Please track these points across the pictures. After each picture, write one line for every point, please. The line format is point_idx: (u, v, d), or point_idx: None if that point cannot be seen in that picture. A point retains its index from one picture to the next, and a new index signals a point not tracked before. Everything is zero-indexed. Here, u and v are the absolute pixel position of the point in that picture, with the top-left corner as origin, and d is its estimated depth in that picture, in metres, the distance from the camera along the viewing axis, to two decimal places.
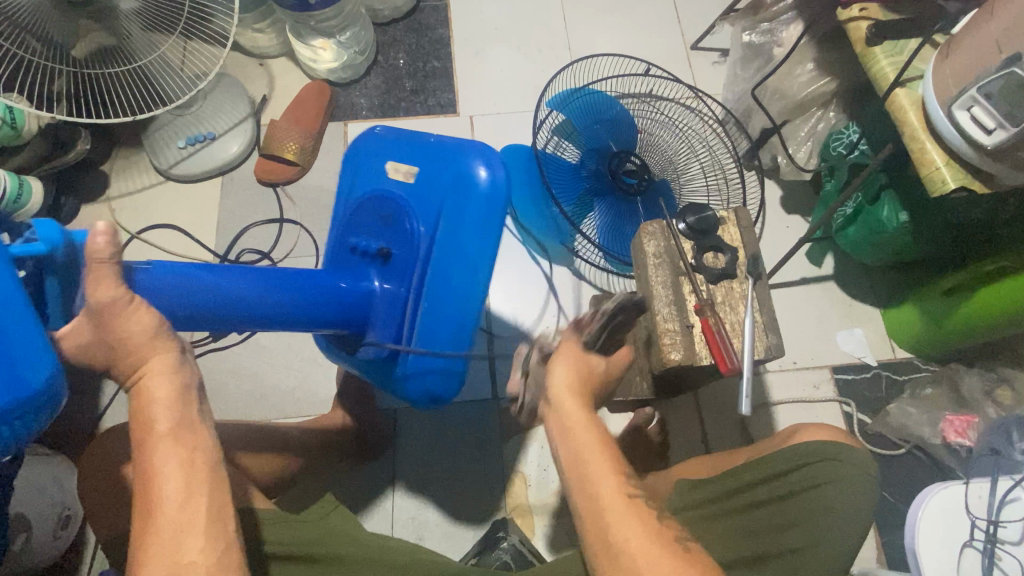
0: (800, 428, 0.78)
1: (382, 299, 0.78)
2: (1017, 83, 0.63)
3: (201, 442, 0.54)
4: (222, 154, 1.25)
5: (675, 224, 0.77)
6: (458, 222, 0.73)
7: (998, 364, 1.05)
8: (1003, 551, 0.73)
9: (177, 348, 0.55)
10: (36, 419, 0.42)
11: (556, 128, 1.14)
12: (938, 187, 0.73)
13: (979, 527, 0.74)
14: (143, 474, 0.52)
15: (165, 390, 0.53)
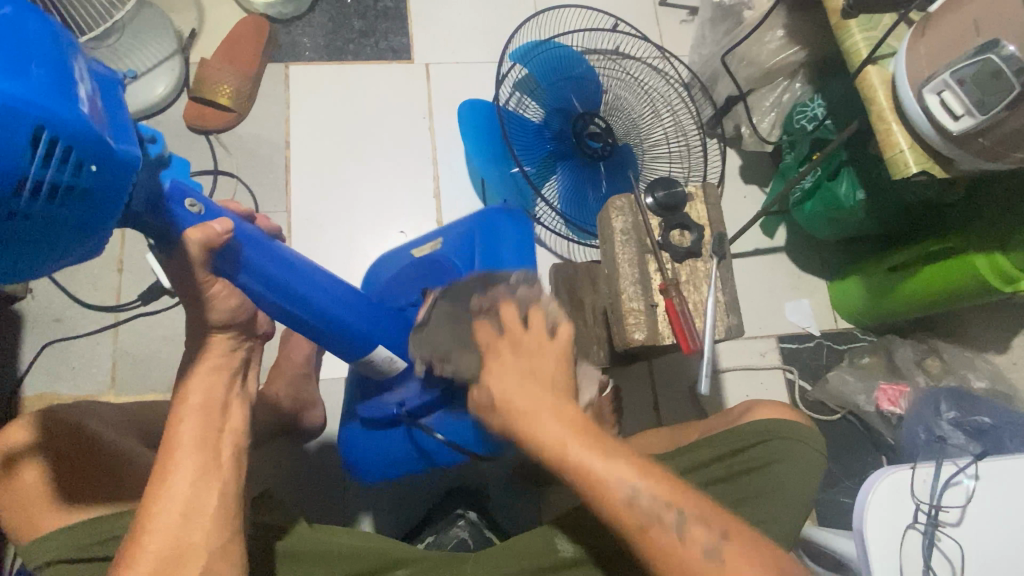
0: (753, 405, 0.79)
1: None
2: (991, 71, 0.63)
3: (228, 436, 0.56)
4: (146, 95, 1.11)
5: (644, 199, 0.74)
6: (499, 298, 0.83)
7: (930, 336, 1.10)
8: (944, 534, 0.63)
9: (188, 445, 0.54)
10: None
11: (518, 83, 1.09)
12: (900, 171, 0.73)
13: (922, 510, 0.63)
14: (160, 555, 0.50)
15: (178, 497, 0.52)
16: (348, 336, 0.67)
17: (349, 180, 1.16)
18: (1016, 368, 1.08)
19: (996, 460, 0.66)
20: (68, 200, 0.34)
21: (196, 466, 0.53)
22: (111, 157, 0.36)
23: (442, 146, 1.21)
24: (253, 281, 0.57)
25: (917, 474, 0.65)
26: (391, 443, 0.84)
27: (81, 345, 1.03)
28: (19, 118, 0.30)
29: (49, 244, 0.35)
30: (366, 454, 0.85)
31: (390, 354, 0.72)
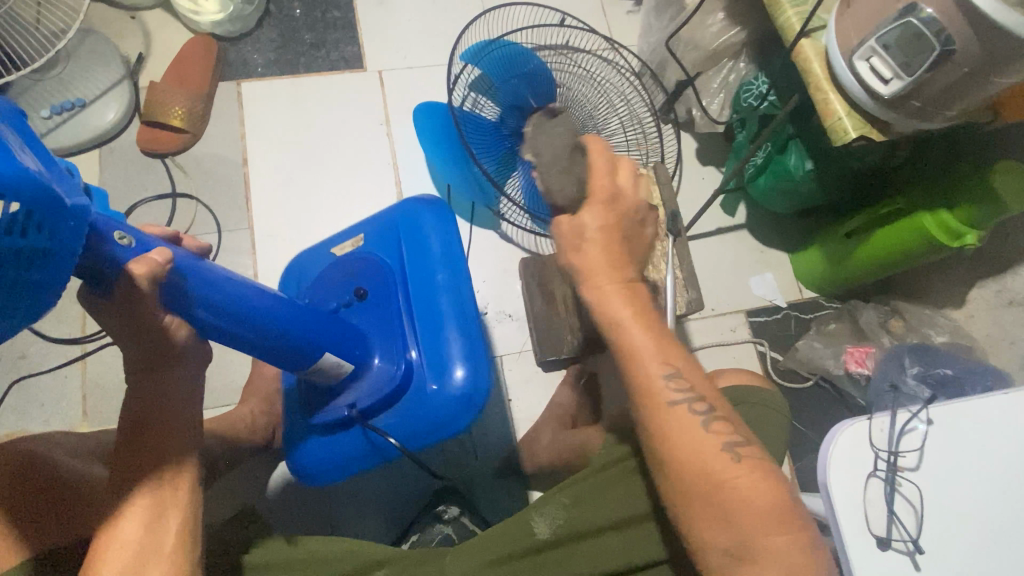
0: (721, 372, 0.83)
1: (383, 340, 0.81)
2: (912, 33, 0.65)
3: (184, 472, 0.55)
4: (97, 122, 1.10)
5: None
6: (423, 270, 0.81)
7: (891, 298, 1.13)
8: (904, 479, 0.65)
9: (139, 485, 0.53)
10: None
11: (472, 84, 1.10)
12: (841, 137, 0.76)
13: (881, 457, 0.65)
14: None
15: (129, 539, 0.51)
16: (299, 348, 0.69)
17: (311, 193, 1.16)
18: (974, 321, 1.10)
19: (946, 403, 0.68)
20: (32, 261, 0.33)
21: (151, 503, 0.52)
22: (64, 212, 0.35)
23: (402, 151, 1.21)
24: (208, 314, 0.57)
25: (874, 424, 0.68)
26: (344, 446, 0.80)
27: (48, 380, 1.01)
28: None
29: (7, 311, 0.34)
30: (318, 461, 0.82)
31: (337, 357, 0.74)
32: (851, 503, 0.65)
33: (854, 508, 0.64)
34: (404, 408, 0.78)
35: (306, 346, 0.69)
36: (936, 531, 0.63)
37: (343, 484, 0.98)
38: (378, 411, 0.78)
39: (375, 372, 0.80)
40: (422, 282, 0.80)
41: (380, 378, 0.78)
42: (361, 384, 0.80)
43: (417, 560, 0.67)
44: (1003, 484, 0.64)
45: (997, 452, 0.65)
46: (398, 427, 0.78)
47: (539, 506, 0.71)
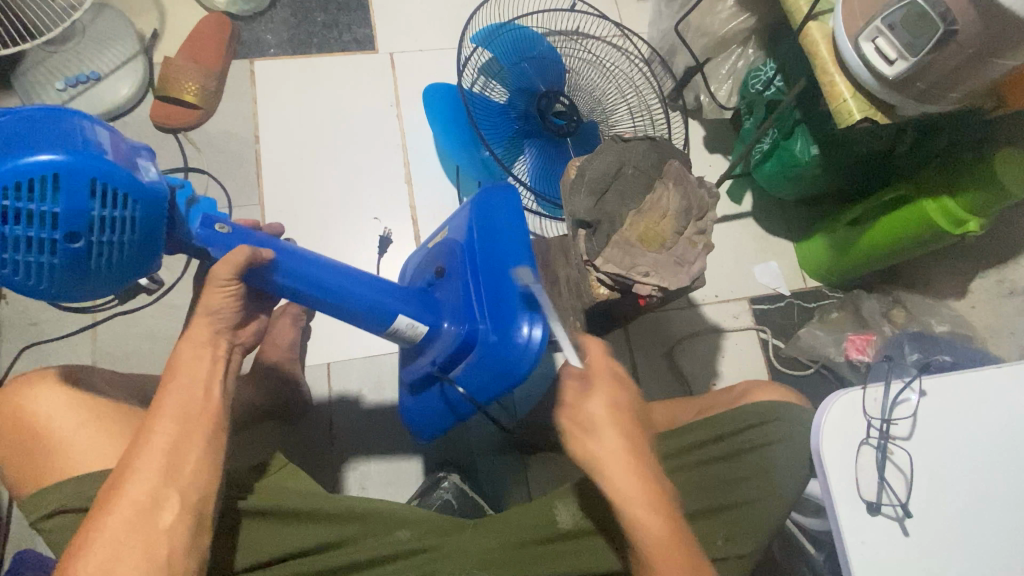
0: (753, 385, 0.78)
1: (453, 309, 0.82)
2: (917, 14, 0.66)
3: (208, 412, 0.56)
4: (111, 96, 1.12)
5: (619, 157, 0.75)
6: (491, 246, 0.80)
7: (894, 288, 1.13)
8: (896, 446, 0.65)
9: (164, 415, 0.54)
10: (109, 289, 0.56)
11: (482, 67, 1.11)
12: (845, 119, 0.77)
13: (873, 425, 0.65)
14: (131, 508, 0.50)
15: (148, 463, 0.51)
16: (371, 315, 0.77)
17: (321, 173, 1.18)
18: (975, 311, 1.10)
19: (941, 375, 0.68)
20: (121, 234, 0.53)
21: (173, 431, 0.53)
22: (143, 199, 0.53)
23: (411, 133, 1.23)
24: (288, 279, 0.69)
25: (868, 394, 0.67)
26: (430, 402, 0.85)
27: (59, 347, 1.03)
28: (80, 180, 0.49)
29: (118, 270, 0.55)
30: (420, 419, 0.87)
31: (410, 319, 0.79)
32: (846, 471, 0.64)
33: (847, 473, 0.64)
34: (477, 364, 0.78)
35: (374, 311, 0.77)
36: (923, 499, 0.63)
37: (346, 458, 1.00)
38: (456, 365, 0.81)
39: (447, 334, 0.82)
40: (490, 255, 0.80)
41: (450, 337, 0.81)
42: (437, 345, 0.83)
43: (441, 528, 0.68)
44: (990, 459, 0.65)
45: (992, 430, 0.66)
46: (470, 378, 0.79)
47: (560, 495, 0.70)
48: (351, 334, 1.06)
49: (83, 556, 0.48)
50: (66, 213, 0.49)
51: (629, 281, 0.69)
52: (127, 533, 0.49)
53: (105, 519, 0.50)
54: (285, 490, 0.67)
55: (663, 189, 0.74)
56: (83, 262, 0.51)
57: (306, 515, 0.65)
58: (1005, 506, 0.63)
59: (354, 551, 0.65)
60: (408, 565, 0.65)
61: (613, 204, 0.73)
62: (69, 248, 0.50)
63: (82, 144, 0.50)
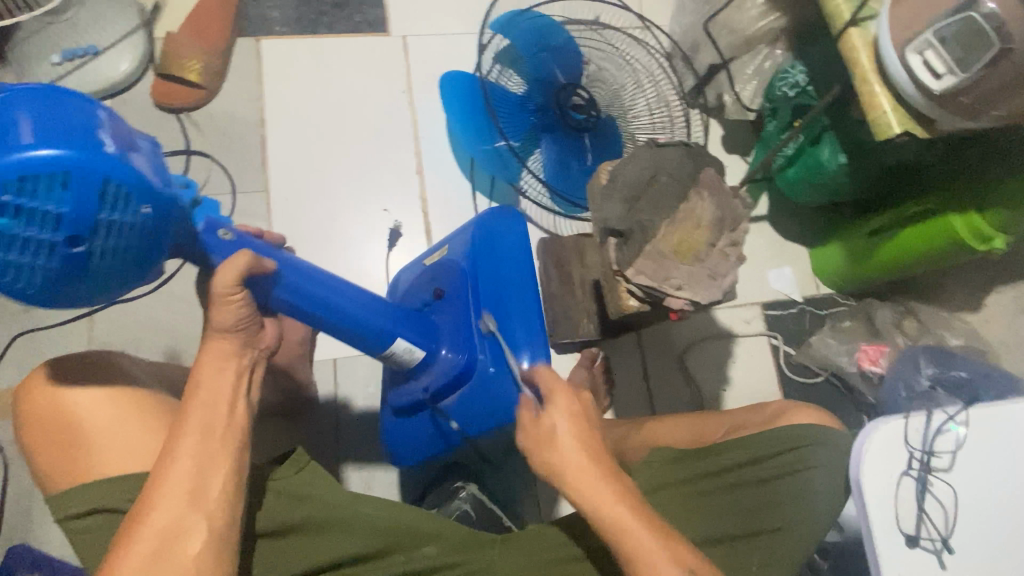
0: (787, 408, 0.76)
1: (452, 334, 0.80)
2: (973, 29, 0.65)
3: (232, 428, 0.55)
4: (109, 71, 1.07)
5: (653, 163, 0.72)
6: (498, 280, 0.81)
7: (908, 299, 1.12)
8: (936, 479, 0.66)
9: (187, 433, 0.53)
10: (107, 294, 0.46)
11: (499, 54, 1.05)
12: (884, 132, 0.75)
13: (915, 457, 0.67)
14: (160, 531, 0.50)
15: (174, 487, 0.51)
16: (371, 334, 0.72)
17: (328, 159, 1.13)
18: (987, 325, 1.10)
19: (981, 408, 0.69)
20: (132, 239, 0.43)
21: (198, 452, 0.53)
22: (157, 200, 0.44)
23: (423, 121, 1.18)
24: (289, 297, 0.64)
25: (910, 424, 0.68)
26: (417, 430, 0.86)
27: (53, 335, 0.99)
28: (89, 178, 0.39)
29: (121, 276, 0.45)
30: (404, 445, 0.88)
31: (408, 345, 0.76)
32: (883, 500, 0.65)
33: (885, 503, 0.65)
34: (470, 399, 0.79)
35: (373, 332, 0.72)
36: (961, 533, 0.65)
37: (352, 457, 0.98)
38: (447, 395, 0.80)
39: (442, 362, 0.80)
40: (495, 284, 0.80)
41: (445, 367, 0.79)
42: (429, 372, 0.80)
43: (463, 542, 0.66)
44: (1019, 489, 0.66)
45: None
46: (462, 411, 0.80)
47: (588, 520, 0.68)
48: None
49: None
50: (70, 215, 0.39)
51: (660, 295, 0.69)
52: (155, 557, 0.49)
53: (132, 542, 0.50)
54: (296, 498, 0.65)
55: (698, 198, 0.71)
56: (88, 268, 0.42)
57: (325, 526, 0.64)
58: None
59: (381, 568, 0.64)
60: None
61: (646, 211, 0.71)
62: (70, 254, 0.40)
63: (83, 131, 0.40)
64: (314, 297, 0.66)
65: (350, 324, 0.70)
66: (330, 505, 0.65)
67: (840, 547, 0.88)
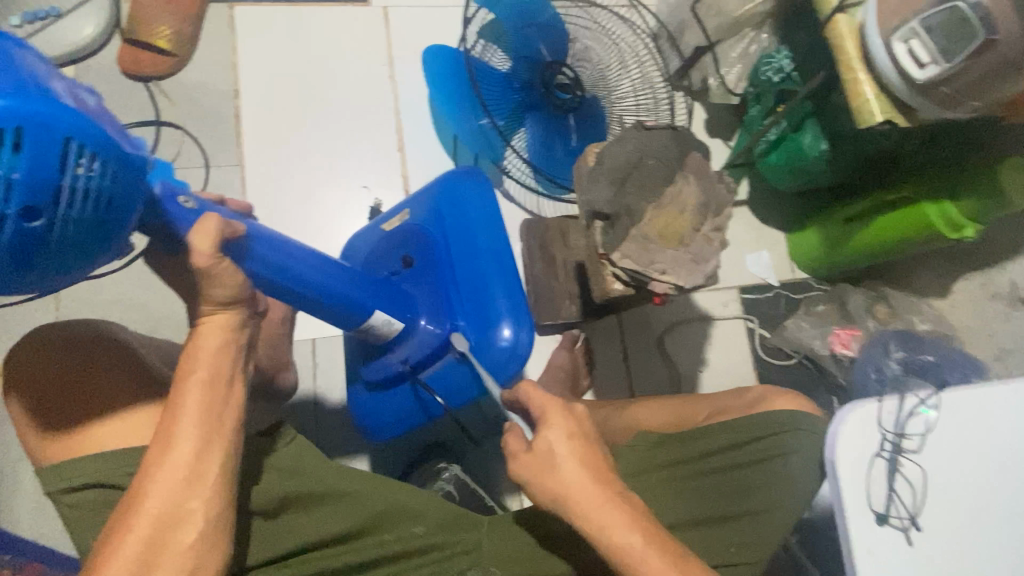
0: (766, 390, 0.77)
1: (430, 304, 0.81)
2: (959, 18, 0.67)
3: (231, 407, 0.52)
4: (74, 36, 1.02)
5: (641, 144, 0.71)
6: (470, 250, 0.81)
7: (879, 284, 1.15)
8: (906, 460, 0.69)
9: (186, 418, 0.50)
10: (59, 280, 0.39)
11: (482, 29, 1.02)
12: (865, 120, 0.75)
13: (887, 439, 0.69)
14: (156, 519, 0.48)
15: (169, 479, 0.49)
16: (348, 309, 0.71)
17: (305, 133, 1.10)
18: (955, 311, 1.14)
19: (952, 391, 0.72)
20: (100, 207, 0.37)
21: (199, 435, 0.50)
22: (125, 161, 0.38)
23: (404, 95, 1.15)
24: (263, 271, 0.59)
25: (883, 406, 0.71)
26: (395, 403, 0.84)
27: (18, 311, 0.96)
28: (51, 129, 0.32)
29: (80, 255, 0.38)
30: (373, 420, 0.86)
31: (387, 315, 0.75)
32: (852, 480, 0.68)
33: (856, 485, 0.68)
34: (449, 365, 0.81)
35: (355, 306, 0.71)
36: (927, 510, 0.68)
37: (333, 435, 0.98)
38: (428, 367, 0.82)
39: (421, 333, 0.81)
40: (469, 251, 0.81)
41: (426, 338, 0.80)
42: (407, 344, 0.81)
43: (450, 522, 0.68)
44: (980, 466, 0.69)
45: (986, 442, 0.70)
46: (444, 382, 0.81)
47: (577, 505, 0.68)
48: None
49: (108, 564, 0.47)
50: (24, 178, 0.32)
51: (646, 280, 0.69)
52: (153, 544, 0.48)
53: (128, 531, 0.48)
54: (290, 473, 0.64)
55: (683, 182, 0.72)
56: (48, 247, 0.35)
57: (320, 503, 0.64)
58: (1000, 512, 0.68)
59: (371, 545, 0.64)
60: (423, 560, 0.65)
61: (632, 195, 0.71)
62: (26, 227, 0.33)
63: (19, 75, 0.33)
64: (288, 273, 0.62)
65: (331, 299, 0.68)
66: (323, 479, 0.65)
67: (809, 523, 0.92)
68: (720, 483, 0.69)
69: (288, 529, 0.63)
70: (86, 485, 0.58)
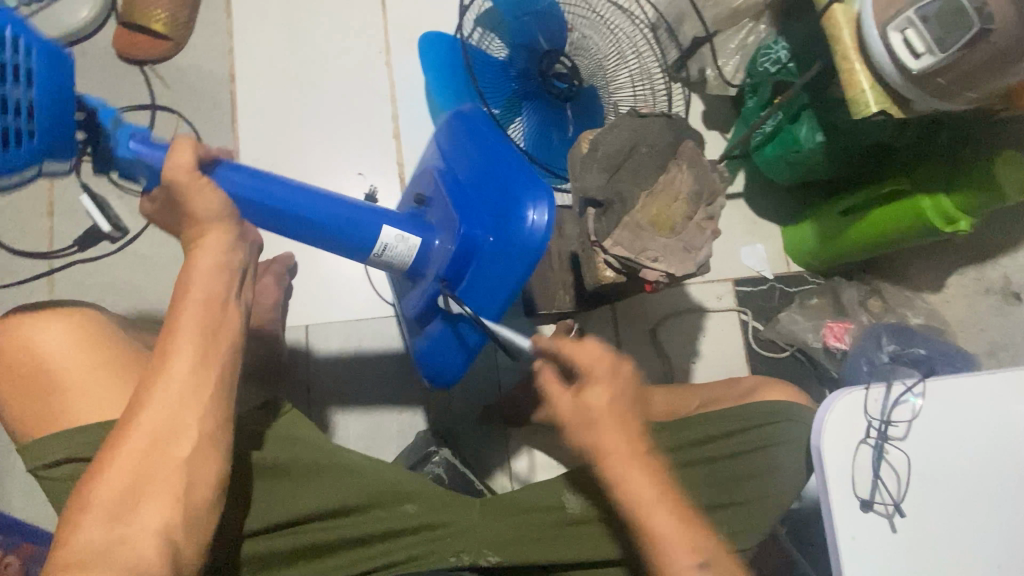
0: (761, 383, 0.79)
1: (444, 223, 0.73)
2: (954, 8, 0.66)
3: (226, 331, 0.55)
4: (69, 19, 1.01)
5: (636, 133, 0.72)
6: (472, 165, 0.73)
7: (873, 278, 1.15)
8: (892, 446, 0.69)
9: (184, 335, 0.53)
10: (18, 162, 0.50)
11: (480, 17, 1.02)
12: (861, 111, 0.75)
13: (873, 425, 0.69)
14: (151, 432, 0.50)
15: (168, 393, 0.51)
16: (346, 236, 0.70)
17: (301, 119, 1.10)
18: (948, 305, 1.14)
19: (941, 379, 0.72)
20: (29, 84, 0.50)
21: (195, 351, 0.52)
22: (49, 53, 0.52)
23: (401, 83, 1.14)
24: (239, 188, 0.63)
25: (870, 394, 0.71)
26: (440, 339, 0.76)
27: (13, 293, 0.96)
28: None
29: (24, 129, 0.50)
30: (436, 362, 0.78)
31: (395, 231, 0.70)
32: (838, 466, 0.68)
33: (840, 471, 0.68)
34: (489, 268, 0.68)
35: (352, 230, 0.69)
36: (912, 497, 0.68)
37: (328, 421, 0.98)
38: (456, 283, 0.71)
39: (439, 254, 0.72)
40: (471, 169, 0.73)
41: (443, 256, 0.71)
42: (431, 268, 0.73)
43: (444, 501, 0.68)
44: (966, 455, 0.70)
45: (974, 431, 0.71)
46: (472, 293, 0.70)
47: (570, 481, 0.68)
48: (336, 299, 1.03)
49: (103, 475, 0.49)
50: None
51: (638, 269, 0.69)
52: (145, 458, 0.50)
53: (122, 443, 0.50)
54: (282, 443, 0.65)
55: (677, 171, 0.72)
56: (1, 128, 0.49)
57: (312, 478, 0.64)
58: (984, 499, 0.69)
59: (366, 523, 0.64)
60: (410, 542, 0.65)
61: (625, 182, 0.71)
62: None
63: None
64: (258, 187, 0.64)
65: (318, 222, 0.68)
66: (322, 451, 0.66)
67: (798, 513, 0.93)
68: (710, 474, 0.70)
69: (292, 496, 0.63)
70: (60, 461, 0.58)
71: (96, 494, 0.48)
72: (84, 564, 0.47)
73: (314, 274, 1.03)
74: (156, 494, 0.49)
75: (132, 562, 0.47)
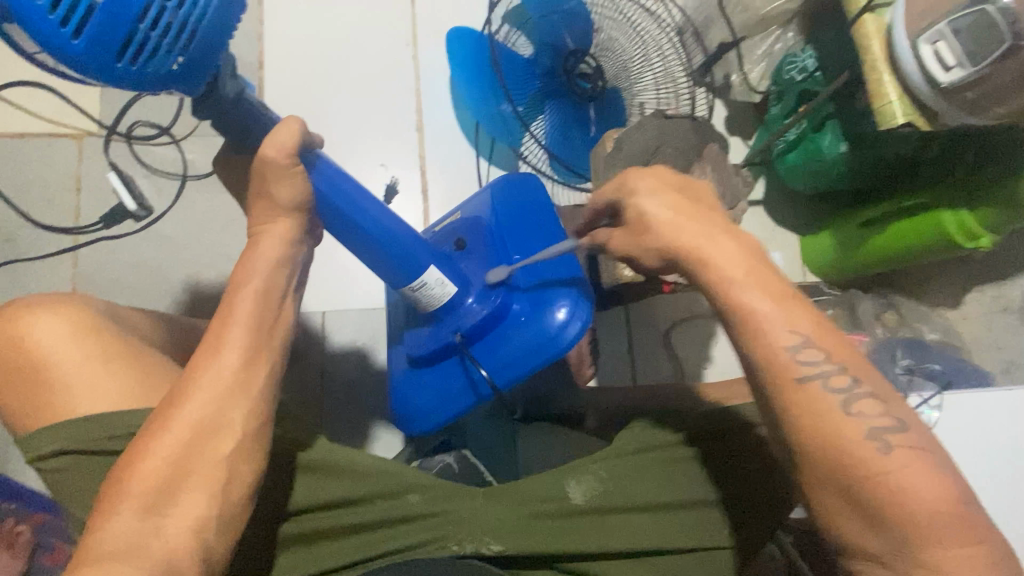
0: None
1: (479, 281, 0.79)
2: (987, 22, 0.66)
3: (277, 325, 0.57)
4: None
5: (661, 133, 0.72)
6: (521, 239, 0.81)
7: (889, 291, 1.15)
8: None
9: (242, 328, 0.54)
10: (149, 81, 0.45)
11: (508, 14, 1.02)
12: (887, 121, 0.75)
13: None
14: (196, 423, 0.51)
15: (218, 382, 0.52)
16: (396, 260, 0.71)
17: (326, 109, 1.11)
18: (965, 322, 1.13)
19: (955, 393, 0.72)
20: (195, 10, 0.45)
21: (248, 340, 0.54)
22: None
23: (426, 77, 1.15)
24: (325, 187, 0.62)
25: None
26: (445, 379, 0.81)
27: (38, 267, 0.98)
28: None
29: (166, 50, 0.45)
30: (423, 408, 0.82)
31: (439, 275, 0.74)
32: None
33: None
34: (514, 341, 0.77)
35: (406, 259, 0.71)
36: None
37: (338, 407, 1.00)
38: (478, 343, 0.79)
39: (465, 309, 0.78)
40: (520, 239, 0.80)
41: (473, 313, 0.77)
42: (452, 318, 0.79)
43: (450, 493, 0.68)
44: (978, 470, 0.70)
45: (987, 447, 0.70)
46: (491, 359, 0.78)
47: (576, 472, 0.67)
48: (352, 287, 1.04)
49: (147, 459, 0.49)
50: None
51: None
52: (189, 448, 0.50)
53: (165, 431, 0.50)
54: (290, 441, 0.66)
55: (699, 172, 0.73)
56: (144, 44, 0.43)
57: (335, 473, 0.65)
58: (993, 515, 0.68)
59: (381, 509, 0.66)
60: (422, 526, 0.66)
61: None
62: None
63: None
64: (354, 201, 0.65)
65: (376, 240, 0.69)
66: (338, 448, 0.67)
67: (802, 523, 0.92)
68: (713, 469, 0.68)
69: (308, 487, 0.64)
70: (57, 452, 0.58)
71: (134, 482, 0.48)
72: (121, 552, 0.46)
73: (332, 261, 1.04)
74: (199, 484, 0.50)
75: (167, 556, 0.47)
